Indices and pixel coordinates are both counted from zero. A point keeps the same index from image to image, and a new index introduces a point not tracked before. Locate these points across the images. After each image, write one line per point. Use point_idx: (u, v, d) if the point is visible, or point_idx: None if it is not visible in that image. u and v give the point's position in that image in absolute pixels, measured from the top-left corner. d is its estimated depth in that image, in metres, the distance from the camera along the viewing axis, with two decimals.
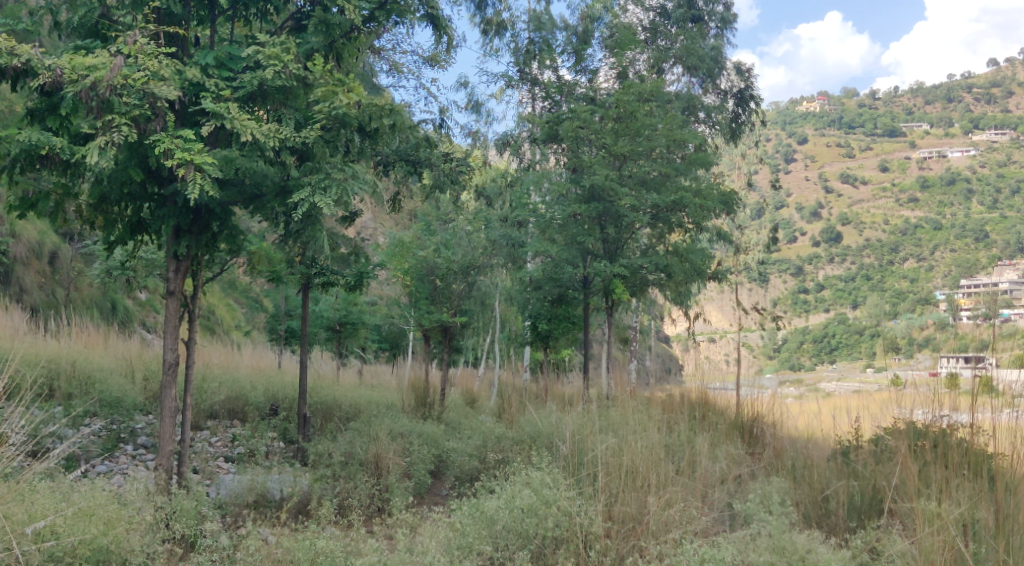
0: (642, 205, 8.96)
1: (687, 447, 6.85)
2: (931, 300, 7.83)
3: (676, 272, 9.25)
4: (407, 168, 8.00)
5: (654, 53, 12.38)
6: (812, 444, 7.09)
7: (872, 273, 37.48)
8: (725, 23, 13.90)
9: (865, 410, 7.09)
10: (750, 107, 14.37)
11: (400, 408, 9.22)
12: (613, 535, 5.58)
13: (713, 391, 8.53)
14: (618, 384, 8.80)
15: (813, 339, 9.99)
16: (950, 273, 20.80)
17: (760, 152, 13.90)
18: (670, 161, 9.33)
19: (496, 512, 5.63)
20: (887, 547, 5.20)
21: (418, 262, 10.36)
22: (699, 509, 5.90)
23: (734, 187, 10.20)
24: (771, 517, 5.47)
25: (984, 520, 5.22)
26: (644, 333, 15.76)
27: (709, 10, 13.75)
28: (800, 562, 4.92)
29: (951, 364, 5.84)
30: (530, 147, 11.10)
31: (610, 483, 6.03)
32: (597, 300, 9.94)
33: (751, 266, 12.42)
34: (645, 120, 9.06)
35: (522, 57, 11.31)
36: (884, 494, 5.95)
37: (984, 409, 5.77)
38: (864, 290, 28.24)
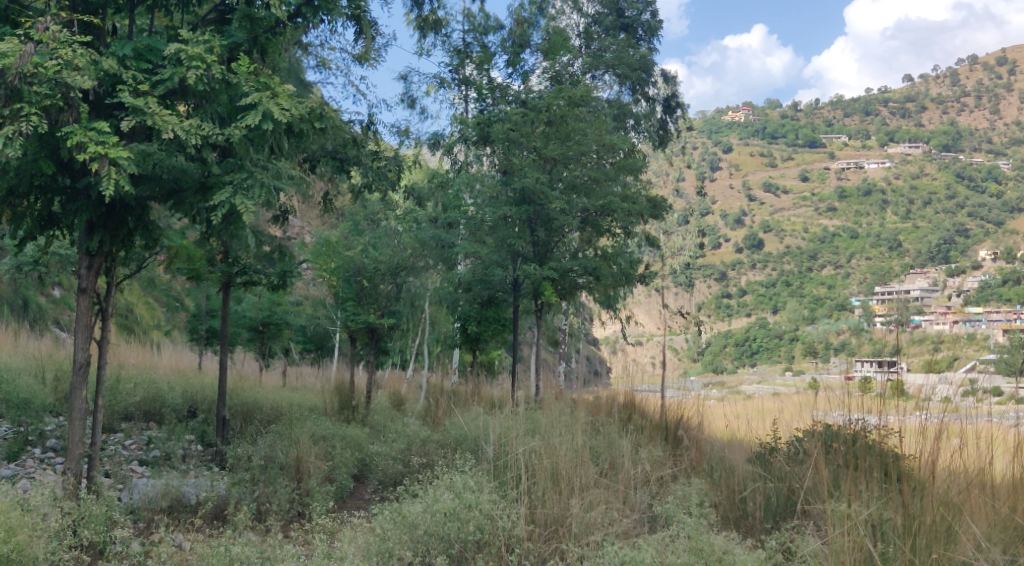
0: (572, 209, 9.02)
1: (611, 449, 6.90)
2: (847, 307, 8.08)
3: (604, 275, 9.32)
4: (334, 165, 7.85)
5: (586, 59, 12.47)
6: (731, 445, 7.25)
7: (796, 279, 38.57)
8: (655, 32, 14.12)
9: (783, 412, 7.29)
10: (676, 115, 14.68)
11: (324, 411, 9.08)
12: (535, 537, 5.61)
13: (639, 393, 8.66)
14: (544, 387, 8.83)
15: (735, 342, 10.18)
16: (865, 281, 21.56)
17: (687, 160, 14.12)
18: (600, 165, 9.42)
19: (418, 516, 5.56)
20: (801, 547, 5.31)
21: (345, 262, 10.20)
22: (621, 511, 5.96)
23: (662, 192, 10.34)
24: (690, 518, 5.57)
25: (892, 521, 5.35)
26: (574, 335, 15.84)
27: (639, 19, 13.92)
28: (717, 562, 5.00)
29: (865, 368, 6.10)
30: (462, 149, 10.96)
31: (534, 486, 6.04)
32: (526, 302, 9.96)
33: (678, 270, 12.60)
34: (576, 124, 9.13)
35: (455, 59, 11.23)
36: (797, 496, 6.08)
37: (893, 413, 6.08)
38: (780, 296, 29.14)
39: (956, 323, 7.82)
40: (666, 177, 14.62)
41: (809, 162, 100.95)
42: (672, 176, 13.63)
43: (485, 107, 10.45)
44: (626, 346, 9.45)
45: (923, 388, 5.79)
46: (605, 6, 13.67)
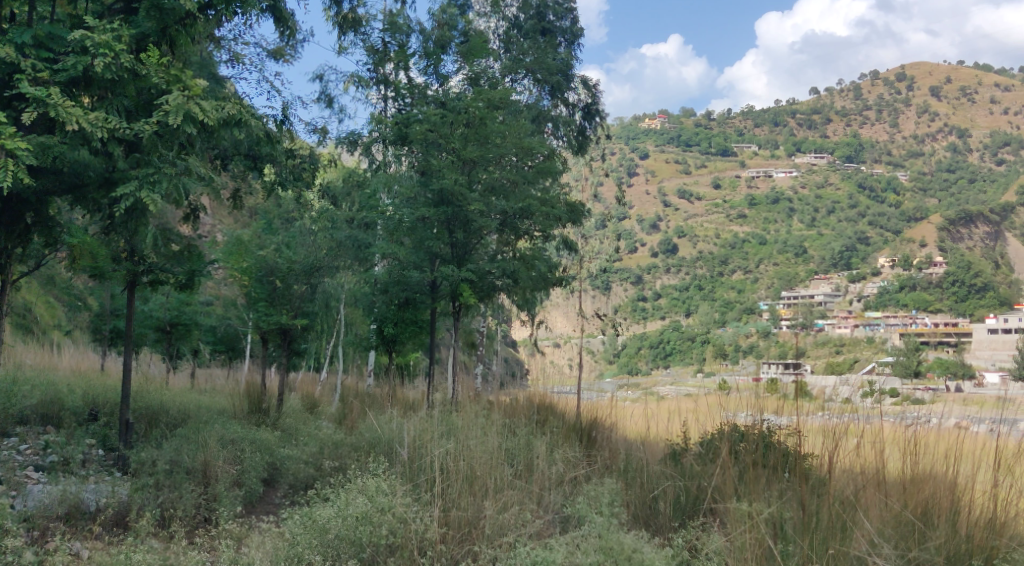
0: (491, 211, 9.06)
1: (527, 450, 6.90)
2: (755, 311, 8.34)
3: (522, 278, 9.37)
4: (246, 162, 7.68)
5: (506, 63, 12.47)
6: (643, 446, 7.39)
7: (709, 284, 39.57)
8: (574, 39, 14.28)
9: (695, 413, 7.46)
10: (595, 122, 14.85)
11: (234, 414, 8.84)
12: (448, 540, 5.59)
13: (555, 395, 8.73)
14: (460, 388, 8.84)
15: (650, 344, 10.37)
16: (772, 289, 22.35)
17: (606, 166, 14.33)
18: (519, 169, 9.49)
19: (329, 520, 5.47)
20: (706, 544, 5.45)
21: (258, 261, 9.96)
22: (534, 512, 6.00)
23: (580, 197, 10.46)
24: (601, 518, 5.64)
25: (791, 518, 5.52)
26: (491, 337, 15.90)
27: (559, 25, 14.04)
28: (626, 561, 5.08)
29: (773, 369, 6.45)
30: (381, 148, 10.74)
31: (449, 489, 6.02)
32: (444, 305, 9.94)
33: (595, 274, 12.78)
34: (495, 127, 9.16)
35: (373, 58, 11.09)
36: (705, 495, 6.22)
37: (799, 413, 6.32)
38: (694, 301, 29.87)
39: (856, 327, 8.18)
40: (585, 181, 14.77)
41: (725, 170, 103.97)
42: (590, 181, 13.79)
43: (403, 107, 10.37)
44: (543, 349, 9.51)
45: (827, 389, 6.24)
46: (526, 11, 13.78)
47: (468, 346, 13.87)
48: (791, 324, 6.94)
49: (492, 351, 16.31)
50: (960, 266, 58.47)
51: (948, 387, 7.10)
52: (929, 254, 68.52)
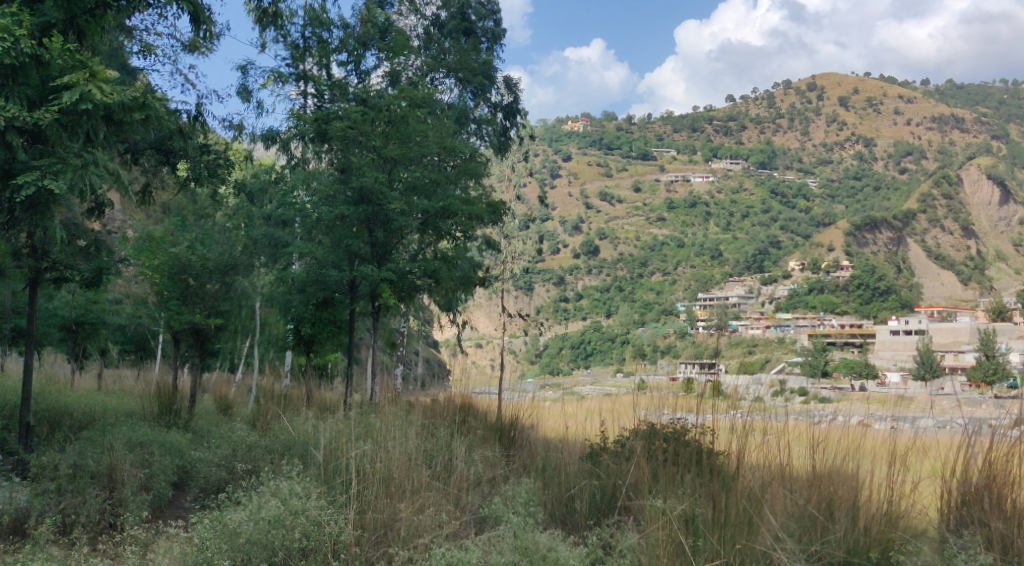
0: (411, 211, 9.01)
1: (445, 451, 6.83)
2: (673, 312, 8.52)
3: (443, 278, 9.34)
4: (159, 157, 7.47)
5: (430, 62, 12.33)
6: (563, 445, 7.43)
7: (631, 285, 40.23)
8: (496, 40, 14.30)
9: (613, 412, 7.56)
10: (517, 121, 14.87)
11: (143, 415, 8.56)
12: (363, 542, 5.53)
13: (476, 395, 8.71)
14: (379, 389, 8.77)
15: (571, 344, 10.47)
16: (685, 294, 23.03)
17: (528, 167, 14.40)
18: (441, 168, 9.47)
19: (240, 524, 5.33)
20: (620, 542, 5.51)
21: (170, 259, 9.67)
22: (451, 513, 5.96)
23: (502, 197, 10.49)
24: (517, 517, 5.66)
25: (701, 514, 5.60)
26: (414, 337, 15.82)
27: (480, 25, 14.07)
28: (541, 560, 5.12)
29: (690, 369, 6.54)
30: (299, 145, 10.43)
31: (365, 490, 5.94)
32: (363, 304, 9.87)
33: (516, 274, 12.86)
34: (416, 125, 9.12)
35: (292, 53, 10.79)
36: (620, 492, 6.27)
37: (713, 412, 6.47)
38: (614, 302, 30.32)
39: (768, 328, 8.44)
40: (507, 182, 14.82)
41: (648, 173, 106.29)
42: (513, 181, 13.84)
43: (323, 104, 10.17)
44: (463, 349, 9.50)
45: (740, 388, 6.41)
46: (447, 10, 13.70)
47: (389, 345, 13.76)
48: (707, 326, 7.07)
49: (414, 350, 16.22)
50: (866, 271, 61.70)
51: (851, 386, 7.45)
52: (834, 257, 72.43)
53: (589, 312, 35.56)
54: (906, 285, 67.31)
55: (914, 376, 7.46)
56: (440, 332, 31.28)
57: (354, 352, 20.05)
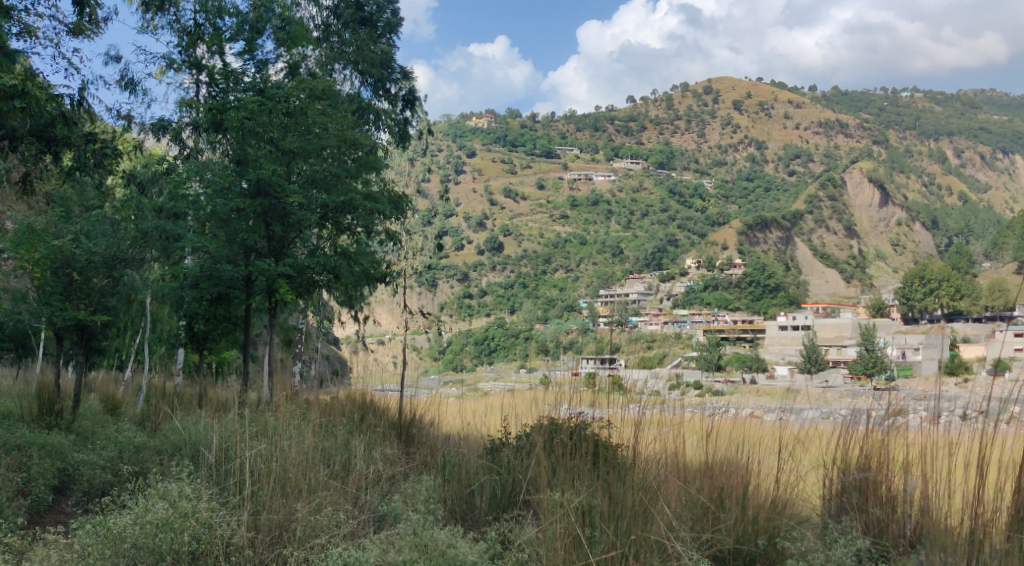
0: (310, 205, 8.86)
1: (344, 449, 6.68)
2: (575, 307, 8.65)
3: (343, 273, 9.22)
4: (39, 145, 7.11)
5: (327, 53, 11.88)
6: (464, 441, 7.35)
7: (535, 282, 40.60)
8: (393, 30, 13.94)
9: (514, 408, 7.58)
10: (416, 112, 14.53)
11: (21, 417, 8.11)
12: (257, 544, 5.39)
13: (377, 393, 8.57)
14: (275, 386, 8.60)
15: (474, 341, 10.45)
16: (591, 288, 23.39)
17: (430, 162, 14.29)
18: (341, 161, 9.35)
19: (124, 528, 5.08)
20: (518, 537, 5.42)
21: (52, 252, 9.20)
22: (348, 513, 5.82)
23: (403, 191, 10.42)
24: (416, 515, 5.54)
25: (598, 507, 5.49)
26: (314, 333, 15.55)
27: (378, 14, 13.63)
28: (440, 557, 5.04)
29: (591, 364, 6.61)
30: (191, 135, 10.02)
31: (259, 491, 5.78)
32: (260, 300, 9.63)
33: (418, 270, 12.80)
34: (316, 117, 8.98)
35: (182, 39, 10.34)
36: (520, 486, 6.16)
37: (615, 405, 6.56)
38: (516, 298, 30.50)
39: (666, 324, 8.68)
40: (408, 175, 14.63)
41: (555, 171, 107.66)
42: (415, 177, 13.74)
43: (218, 93, 9.76)
44: (364, 345, 9.41)
45: (638, 381, 6.58)
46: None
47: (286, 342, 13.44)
48: (606, 322, 7.21)
49: (315, 347, 15.86)
50: (756, 268, 64.27)
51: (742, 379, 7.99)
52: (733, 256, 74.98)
53: (492, 307, 35.59)
54: (796, 284, 70.51)
55: (800, 369, 7.84)
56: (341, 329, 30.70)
57: (249, 349, 19.41)
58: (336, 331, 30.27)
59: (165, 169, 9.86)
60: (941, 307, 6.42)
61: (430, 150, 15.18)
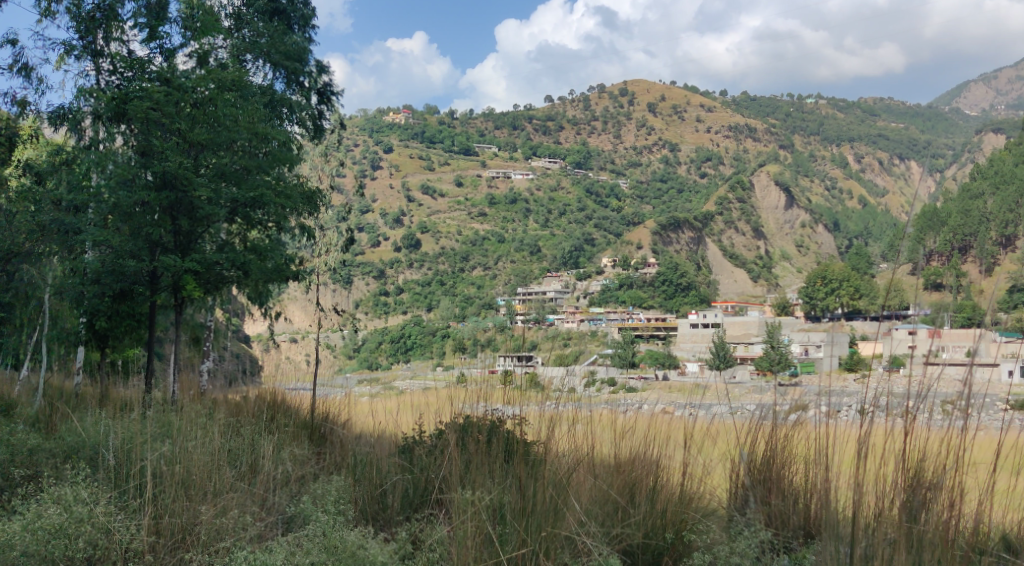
0: (219, 199, 8.64)
1: (252, 450, 6.50)
2: (490, 305, 8.70)
3: (253, 270, 9.05)
4: None
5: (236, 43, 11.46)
6: (378, 440, 7.26)
7: (452, 279, 40.50)
8: (308, 22, 13.71)
9: (429, 406, 7.54)
10: (331, 106, 14.26)
11: None
12: (158, 549, 5.21)
13: (290, 392, 8.40)
14: (182, 385, 8.36)
15: (389, 338, 10.39)
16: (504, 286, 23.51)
17: (345, 157, 14.09)
18: (253, 155, 9.18)
19: (13, 535, 4.84)
20: (428, 536, 5.39)
21: None
22: (255, 515, 5.67)
23: (317, 187, 10.27)
24: (325, 516, 5.44)
25: (509, 503, 5.52)
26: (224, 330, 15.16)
27: (292, 6, 13.38)
28: (349, 558, 4.96)
29: (508, 362, 6.61)
30: (91, 124, 9.60)
31: (161, 494, 5.58)
32: (165, 297, 9.35)
33: (332, 267, 12.63)
34: (225, 109, 8.78)
35: (82, 23, 9.91)
36: (432, 485, 6.12)
37: (530, 403, 6.58)
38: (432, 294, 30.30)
39: (581, 322, 8.81)
40: (322, 169, 14.38)
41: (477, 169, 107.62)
42: (328, 172, 13.54)
43: (120, 82, 9.39)
44: (276, 343, 9.26)
45: (554, 379, 6.58)
46: None
47: (193, 340, 13.08)
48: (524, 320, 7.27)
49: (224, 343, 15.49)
50: (672, 268, 65.70)
51: (654, 376, 8.25)
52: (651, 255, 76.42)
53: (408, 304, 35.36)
54: (711, 283, 72.43)
55: (708, 365, 8.09)
56: (252, 323, 30.04)
57: (153, 345, 18.73)
58: (246, 326, 29.56)
59: (62, 160, 9.45)
60: (841, 306, 6.70)
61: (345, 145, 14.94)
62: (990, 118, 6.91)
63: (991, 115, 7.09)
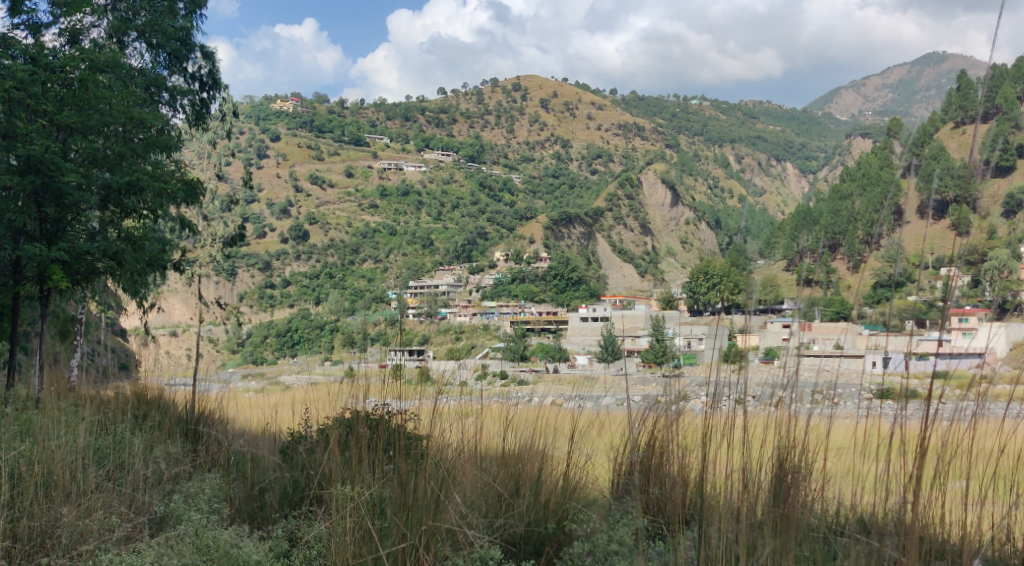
0: (90, 184, 8.28)
1: (122, 448, 6.21)
2: (379, 297, 8.63)
3: (127, 260, 8.71)
4: None
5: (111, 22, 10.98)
6: (260, 437, 7.07)
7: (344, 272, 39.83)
8: (194, 5, 13.15)
9: (315, 401, 7.39)
10: (217, 94, 13.76)
11: None
12: (13, 554, 4.93)
13: (170, 388, 8.09)
14: (48, 381, 7.94)
15: (276, 333, 10.17)
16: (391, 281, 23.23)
17: (232, 146, 13.64)
18: (127, 140, 8.85)
19: None
20: (305, 533, 5.26)
21: None
22: (123, 516, 5.43)
23: (198, 175, 9.96)
24: (198, 515, 5.25)
25: (390, 498, 5.43)
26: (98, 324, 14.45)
27: None
28: (220, 558, 4.80)
29: (398, 357, 6.54)
30: None
31: (19, 496, 5.28)
32: (30, 287, 8.84)
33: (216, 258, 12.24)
34: (97, 92, 8.45)
35: None
36: (311, 481, 5.98)
37: (422, 396, 6.58)
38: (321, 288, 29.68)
39: (473, 316, 8.84)
40: (208, 159, 13.91)
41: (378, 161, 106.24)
42: (213, 161, 13.06)
43: None
44: (153, 337, 8.92)
45: (446, 372, 6.57)
46: None
47: (63, 334, 12.43)
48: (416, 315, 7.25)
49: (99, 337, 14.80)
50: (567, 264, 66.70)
51: (545, 368, 8.39)
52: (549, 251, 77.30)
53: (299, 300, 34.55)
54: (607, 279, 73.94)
55: (597, 358, 8.24)
56: (131, 318, 28.73)
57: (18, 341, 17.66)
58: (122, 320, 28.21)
59: None
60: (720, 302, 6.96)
61: (232, 134, 14.47)
62: (857, 123, 7.33)
63: (859, 121, 7.50)
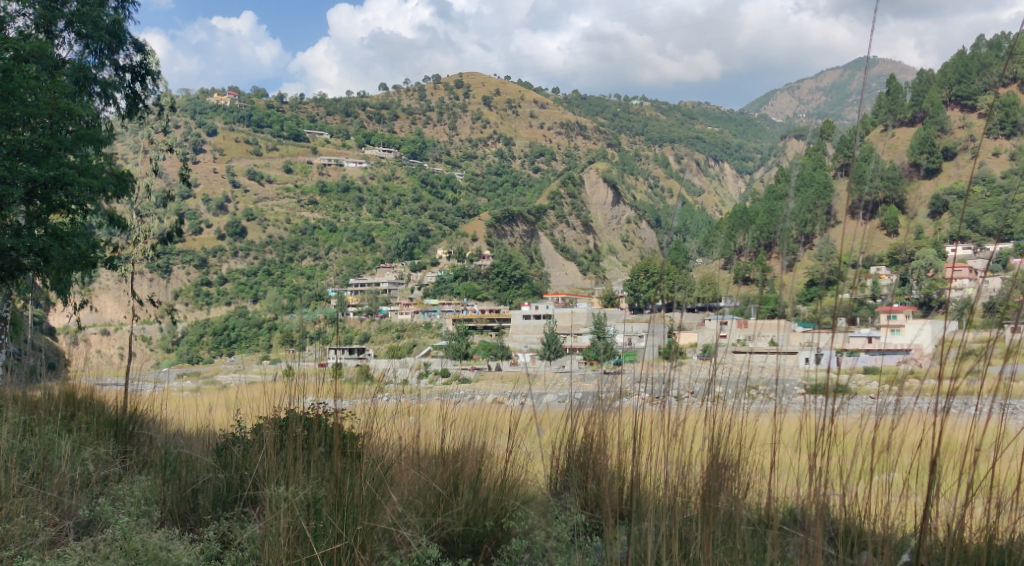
0: (15, 177, 8.01)
1: (48, 450, 6.03)
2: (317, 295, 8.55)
3: (54, 257, 8.54)
4: None
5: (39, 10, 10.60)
6: (194, 438, 6.94)
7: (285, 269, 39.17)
8: None
9: (251, 401, 7.28)
10: (149, 88, 13.37)
11: None
12: None
13: (100, 388, 7.88)
14: None
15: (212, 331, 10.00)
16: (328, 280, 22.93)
17: (168, 140, 13.32)
18: (54, 132, 8.58)
19: None
20: (238, 534, 5.17)
21: None
22: (48, 520, 5.28)
23: (130, 169, 9.72)
24: (127, 517, 5.14)
25: (326, 497, 5.37)
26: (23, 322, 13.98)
27: None
28: (149, 562, 4.70)
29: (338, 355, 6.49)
30: None
31: None
32: None
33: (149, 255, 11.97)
34: (22, 81, 8.07)
35: None
36: (246, 482, 5.89)
37: (361, 395, 6.55)
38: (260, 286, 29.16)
39: (415, 313, 8.81)
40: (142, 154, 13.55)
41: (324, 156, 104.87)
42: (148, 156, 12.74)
43: None
44: (83, 336, 8.69)
45: (386, 371, 6.54)
46: None
47: None
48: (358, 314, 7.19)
49: None
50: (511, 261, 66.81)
51: (487, 366, 8.41)
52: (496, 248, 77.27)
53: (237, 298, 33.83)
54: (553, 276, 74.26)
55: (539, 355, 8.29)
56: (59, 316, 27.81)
57: None
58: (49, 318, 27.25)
59: None
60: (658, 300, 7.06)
61: (168, 128, 14.14)
62: (792, 124, 7.51)
63: (792, 123, 7.70)
